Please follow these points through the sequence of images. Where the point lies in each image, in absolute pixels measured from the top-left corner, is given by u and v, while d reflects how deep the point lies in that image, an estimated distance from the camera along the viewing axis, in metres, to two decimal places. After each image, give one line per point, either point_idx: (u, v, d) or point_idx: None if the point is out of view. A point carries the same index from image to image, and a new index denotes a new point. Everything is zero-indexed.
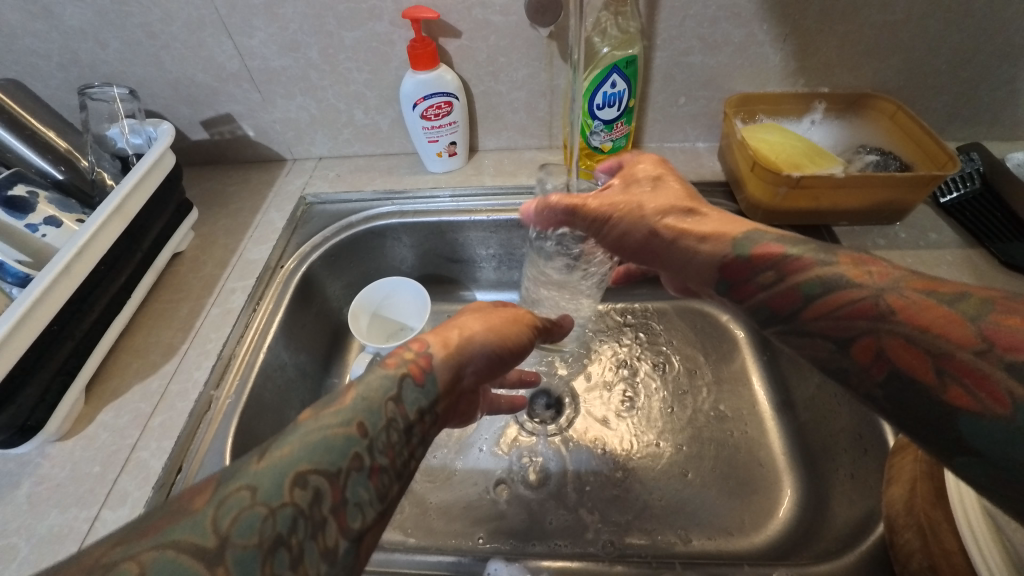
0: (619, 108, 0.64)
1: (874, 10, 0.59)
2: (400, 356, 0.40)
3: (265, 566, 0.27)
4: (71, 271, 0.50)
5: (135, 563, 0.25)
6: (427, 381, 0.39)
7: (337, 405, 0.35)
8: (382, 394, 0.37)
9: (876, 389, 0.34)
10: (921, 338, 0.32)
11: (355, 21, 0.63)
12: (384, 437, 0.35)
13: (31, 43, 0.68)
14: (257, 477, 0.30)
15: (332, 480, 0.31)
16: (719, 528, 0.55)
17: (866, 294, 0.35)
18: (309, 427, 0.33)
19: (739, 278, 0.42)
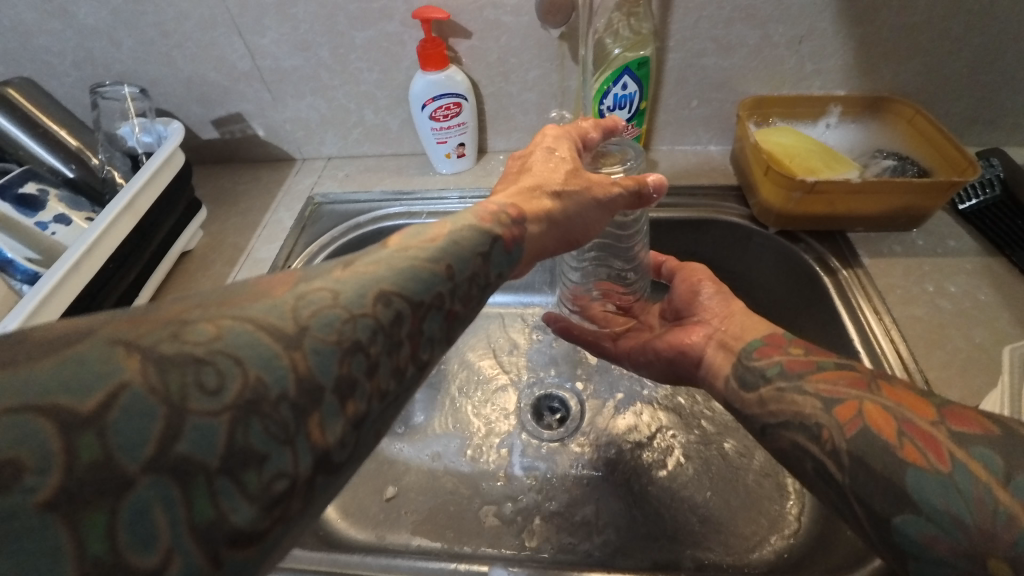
0: (630, 110, 0.63)
1: (893, 11, 0.58)
2: (494, 215, 0.39)
3: (342, 364, 0.25)
4: (79, 269, 0.50)
5: (211, 326, 0.23)
6: (514, 249, 0.39)
7: (429, 241, 0.33)
8: (474, 245, 0.35)
9: (847, 447, 0.36)
10: (901, 412, 0.36)
11: (366, 21, 0.62)
12: (465, 286, 0.33)
13: (46, 41, 0.68)
14: (341, 283, 0.28)
15: (414, 309, 0.30)
16: (724, 540, 0.54)
17: (863, 374, 0.40)
18: (393, 252, 0.32)
19: (774, 343, 0.46)
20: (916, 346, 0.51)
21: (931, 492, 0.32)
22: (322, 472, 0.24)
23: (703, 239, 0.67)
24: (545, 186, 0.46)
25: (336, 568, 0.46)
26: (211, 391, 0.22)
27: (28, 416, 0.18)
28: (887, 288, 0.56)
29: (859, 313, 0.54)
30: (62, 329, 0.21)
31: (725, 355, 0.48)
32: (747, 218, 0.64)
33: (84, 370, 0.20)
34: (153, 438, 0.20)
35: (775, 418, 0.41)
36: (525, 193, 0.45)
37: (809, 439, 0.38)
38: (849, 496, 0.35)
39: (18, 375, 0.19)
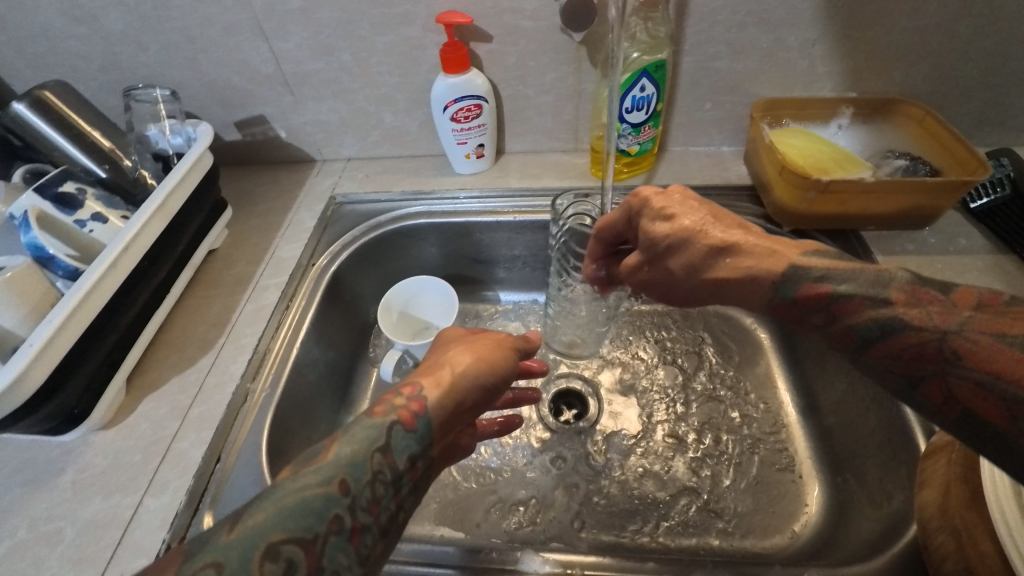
0: (647, 112, 0.65)
1: (904, 15, 0.59)
2: (389, 401, 0.39)
3: None
4: (117, 266, 0.52)
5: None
6: (419, 425, 0.38)
7: (317, 463, 0.34)
8: (370, 444, 0.36)
9: (953, 428, 0.32)
10: (992, 384, 0.30)
11: (387, 26, 0.64)
12: (365, 495, 0.34)
13: (74, 46, 0.70)
14: (225, 549, 0.29)
15: (308, 547, 0.31)
16: (743, 531, 0.55)
17: (926, 338, 0.33)
18: (286, 488, 0.33)
19: (793, 319, 0.39)
20: None
21: None
22: None
23: None
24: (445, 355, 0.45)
25: None
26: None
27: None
28: None
29: None
30: None
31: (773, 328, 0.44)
32: (761, 217, 0.66)
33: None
34: None
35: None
36: (426, 367, 0.43)
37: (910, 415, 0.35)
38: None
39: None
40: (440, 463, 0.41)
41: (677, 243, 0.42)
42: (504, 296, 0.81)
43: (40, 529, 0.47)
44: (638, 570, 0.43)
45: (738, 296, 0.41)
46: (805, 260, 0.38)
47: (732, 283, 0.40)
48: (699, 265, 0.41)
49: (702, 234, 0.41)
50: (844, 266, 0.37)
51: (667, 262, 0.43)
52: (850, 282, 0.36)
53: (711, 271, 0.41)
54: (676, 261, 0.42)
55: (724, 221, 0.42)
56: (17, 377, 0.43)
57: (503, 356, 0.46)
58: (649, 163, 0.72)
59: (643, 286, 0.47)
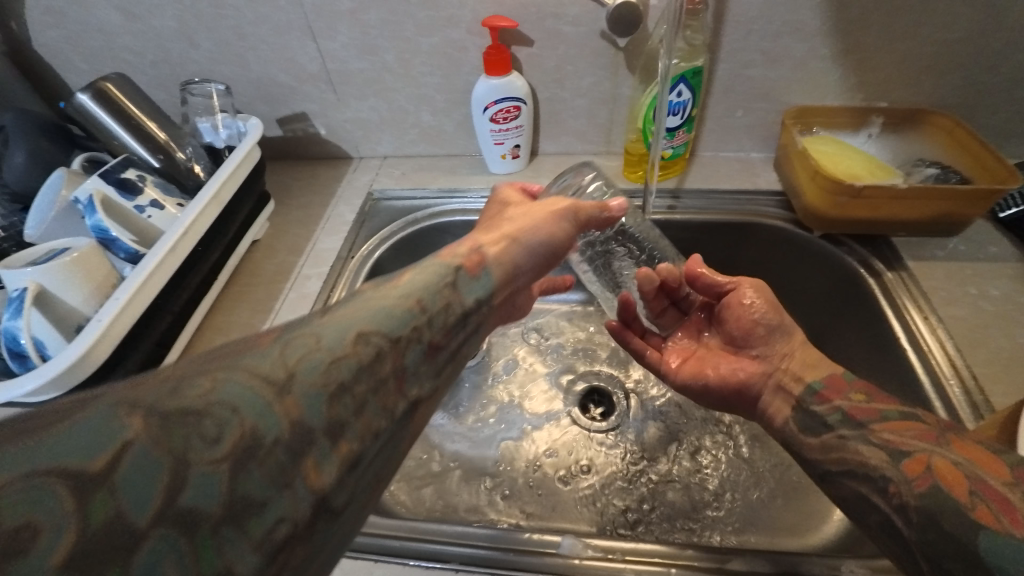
0: (681, 117, 0.67)
1: (935, 28, 0.61)
2: (454, 252, 0.44)
3: (329, 407, 0.29)
4: (175, 250, 0.54)
5: (209, 378, 0.27)
6: (480, 273, 0.42)
7: (397, 285, 0.38)
8: (440, 279, 0.40)
9: (914, 504, 0.37)
10: (968, 466, 0.37)
11: (432, 28, 0.67)
12: (441, 316, 0.37)
13: (128, 41, 0.73)
14: (322, 329, 0.32)
15: (392, 345, 0.34)
16: (772, 528, 0.56)
17: (931, 426, 0.41)
18: (371, 299, 0.36)
19: (835, 388, 0.47)
20: (961, 345, 0.53)
21: (1009, 559, 0.32)
22: (321, 517, 0.27)
23: (747, 241, 0.70)
24: (504, 223, 0.52)
25: (413, 535, 0.46)
26: (211, 440, 0.25)
27: (40, 478, 0.20)
28: (931, 290, 0.58)
29: (905, 315, 0.56)
30: (64, 402, 0.24)
31: (784, 399, 0.50)
32: (791, 222, 0.67)
33: (87, 434, 0.22)
34: (160, 490, 0.22)
35: (837, 466, 0.43)
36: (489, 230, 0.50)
37: (875, 492, 0.40)
38: (916, 552, 0.36)
39: (32, 444, 0.21)
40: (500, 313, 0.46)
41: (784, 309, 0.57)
42: None
43: None
44: (677, 557, 0.44)
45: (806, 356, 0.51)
46: None
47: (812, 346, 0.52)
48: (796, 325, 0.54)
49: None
50: None
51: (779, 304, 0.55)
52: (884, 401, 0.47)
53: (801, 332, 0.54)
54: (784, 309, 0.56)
55: None
56: (88, 350, 0.45)
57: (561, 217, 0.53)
58: (680, 167, 0.74)
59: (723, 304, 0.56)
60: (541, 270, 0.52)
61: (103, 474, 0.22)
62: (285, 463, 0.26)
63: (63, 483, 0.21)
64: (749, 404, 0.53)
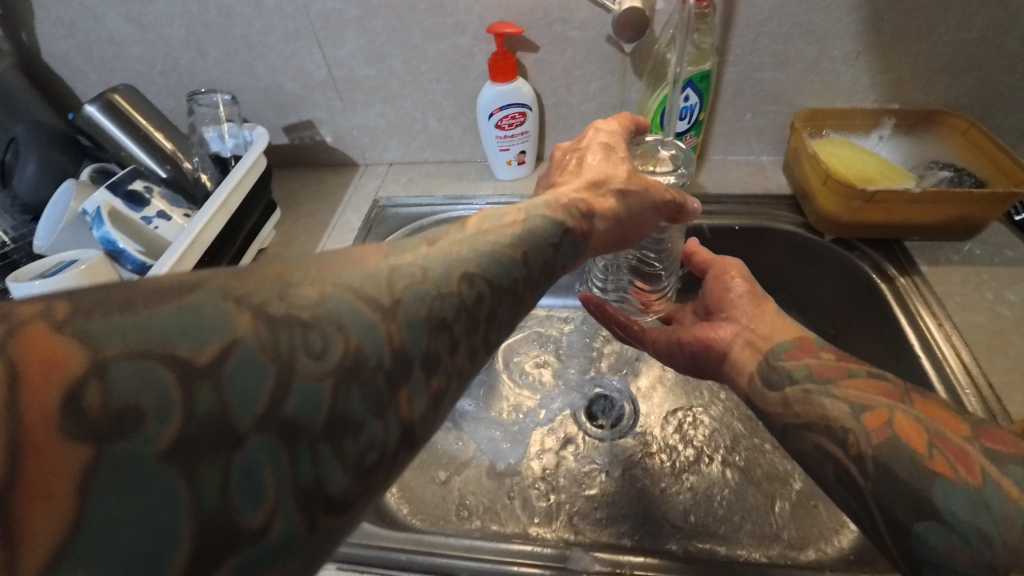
0: (689, 121, 0.66)
1: (950, 28, 0.60)
2: (569, 207, 0.44)
3: (428, 341, 0.28)
4: (183, 261, 0.54)
5: (316, 288, 0.26)
6: (579, 244, 0.43)
7: (509, 230, 0.37)
8: (548, 236, 0.40)
9: (870, 454, 0.37)
10: (928, 425, 0.38)
11: (439, 35, 0.66)
12: (536, 272, 0.37)
13: (137, 51, 0.73)
14: (429, 260, 0.32)
15: (492, 289, 0.33)
16: (786, 539, 0.55)
17: (892, 386, 0.41)
18: (478, 239, 0.35)
19: (806, 349, 0.46)
20: (978, 352, 0.52)
21: (961, 509, 0.33)
22: (405, 445, 0.27)
23: (757, 246, 0.69)
24: (609, 182, 0.48)
25: (421, 548, 0.46)
26: (317, 354, 0.24)
27: (151, 359, 0.20)
28: (946, 295, 0.57)
29: (919, 320, 0.55)
30: (168, 279, 0.23)
31: (752, 353, 0.49)
32: (802, 226, 0.66)
33: (200, 321, 0.22)
34: (265, 395, 0.22)
35: (799, 419, 0.42)
36: (595, 184, 0.48)
37: (833, 443, 0.40)
38: (868, 500, 0.37)
39: (140, 317, 0.21)
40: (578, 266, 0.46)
41: None
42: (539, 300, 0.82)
43: None
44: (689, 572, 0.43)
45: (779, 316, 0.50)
46: None
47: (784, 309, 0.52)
48: None
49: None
50: None
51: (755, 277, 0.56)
52: None
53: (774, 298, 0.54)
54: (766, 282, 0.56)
55: None
56: None
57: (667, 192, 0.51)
58: (689, 171, 0.73)
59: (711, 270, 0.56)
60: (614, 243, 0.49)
61: (210, 367, 0.21)
62: (382, 389, 0.26)
63: (171, 370, 0.20)
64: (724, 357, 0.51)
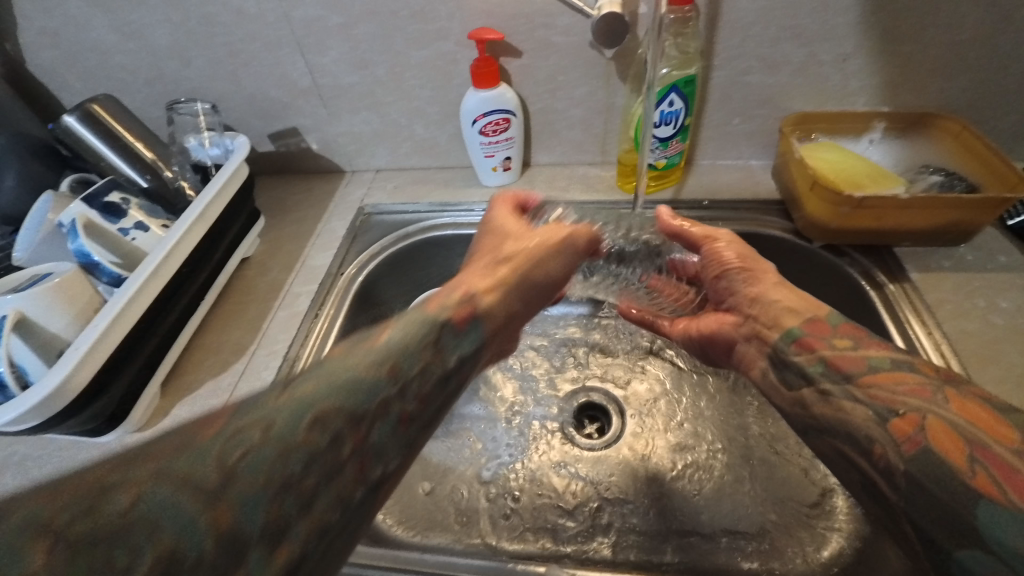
0: (676, 126, 0.65)
1: (940, 29, 0.59)
2: (446, 301, 0.41)
3: (270, 510, 0.26)
4: (160, 272, 0.54)
5: (131, 490, 0.24)
6: (469, 330, 0.40)
7: (372, 344, 0.35)
8: (425, 337, 0.37)
9: (900, 462, 0.36)
10: (966, 430, 0.35)
11: (422, 41, 0.66)
12: (411, 380, 0.34)
13: (121, 61, 0.73)
14: (275, 411, 0.29)
15: (355, 425, 0.31)
16: (773, 551, 0.54)
17: (925, 382, 0.39)
18: (335, 366, 0.32)
19: (817, 335, 0.46)
20: (969, 362, 0.51)
21: (1008, 531, 0.30)
22: None
23: None
24: (501, 258, 0.49)
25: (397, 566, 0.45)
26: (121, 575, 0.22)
27: None
28: (937, 302, 0.56)
29: (908, 328, 0.54)
30: None
31: (759, 345, 0.50)
32: (791, 232, 0.65)
33: None
34: None
35: (817, 422, 0.42)
36: (484, 272, 0.47)
37: (857, 452, 0.39)
38: (899, 517, 0.35)
39: None
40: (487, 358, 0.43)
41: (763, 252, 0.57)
42: None
43: None
44: None
45: (782, 300, 0.50)
46: None
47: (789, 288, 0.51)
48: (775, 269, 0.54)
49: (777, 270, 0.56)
50: None
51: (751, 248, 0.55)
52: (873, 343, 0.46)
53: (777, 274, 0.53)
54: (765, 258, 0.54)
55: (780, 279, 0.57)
56: (66, 379, 0.45)
57: (564, 254, 0.52)
58: (678, 176, 0.72)
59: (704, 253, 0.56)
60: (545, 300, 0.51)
61: None
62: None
63: None
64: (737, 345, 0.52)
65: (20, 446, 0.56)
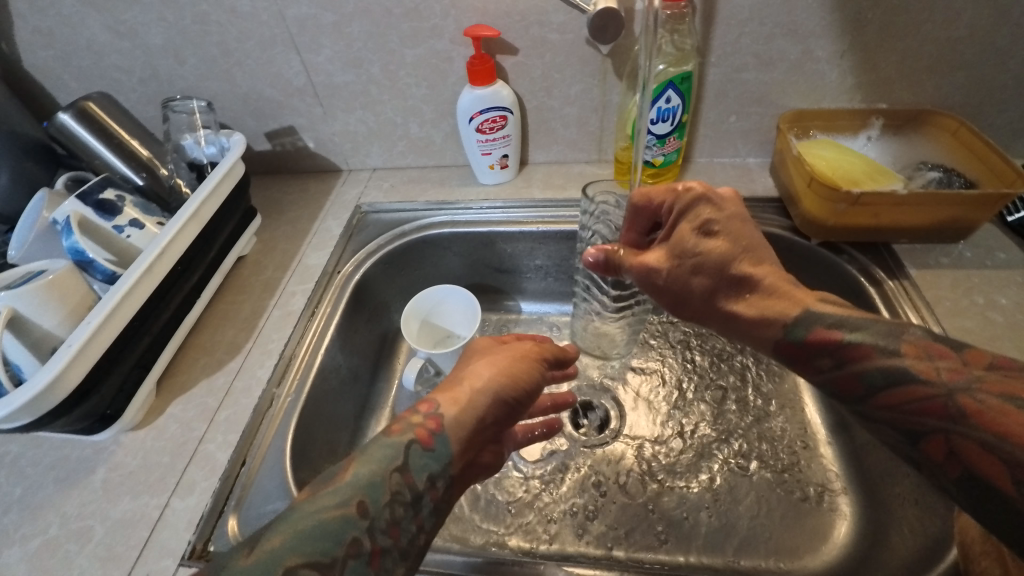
0: (672, 123, 0.65)
1: (935, 26, 0.58)
2: (407, 420, 0.40)
3: None
4: (153, 270, 0.53)
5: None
6: (436, 443, 0.38)
7: (339, 481, 0.35)
8: (388, 463, 0.37)
9: (950, 485, 0.34)
10: (999, 447, 0.32)
11: (416, 39, 0.66)
12: (381, 517, 0.34)
13: (116, 60, 0.73)
14: (242, 574, 0.29)
15: (325, 572, 0.31)
16: (771, 550, 0.54)
17: (936, 393, 0.35)
18: (304, 511, 0.33)
19: (798, 360, 0.41)
20: None
21: None
22: None
23: None
24: (460, 373, 0.45)
25: None
26: None
27: None
28: (935, 299, 0.56)
29: None
30: None
31: None
32: (789, 229, 0.65)
33: None
34: None
35: None
36: (449, 383, 0.44)
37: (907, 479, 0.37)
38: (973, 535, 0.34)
39: None
40: (471, 474, 0.41)
41: (710, 251, 0.44)
42: (525, 305, 0.81)
43: (70, 526, 0.49)
44: None
45: (746, 330, 0.44)
46: (824, 308, 0.41)
47: (747, 319, 0.43)
48: (720, 287, 0.44)
49: (728, 262, 0.43)
50: (858, 316, 0.40)
51: (679, 273, 0.45)
52: (861, 331, 0.39)
53: (728, 300, 0.44)
54: (700, 279, 0.44)
55: (760, 254, 0.44)
56: (57, 377, 0.44)
57: (532, 363, 0.48)
58: (674, 174, 0.72)
59: (653, 300, 0.49)
60: (513, 415, 0.44)
61: None
62: None
63: None
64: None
65: (15, 445, 0.56)
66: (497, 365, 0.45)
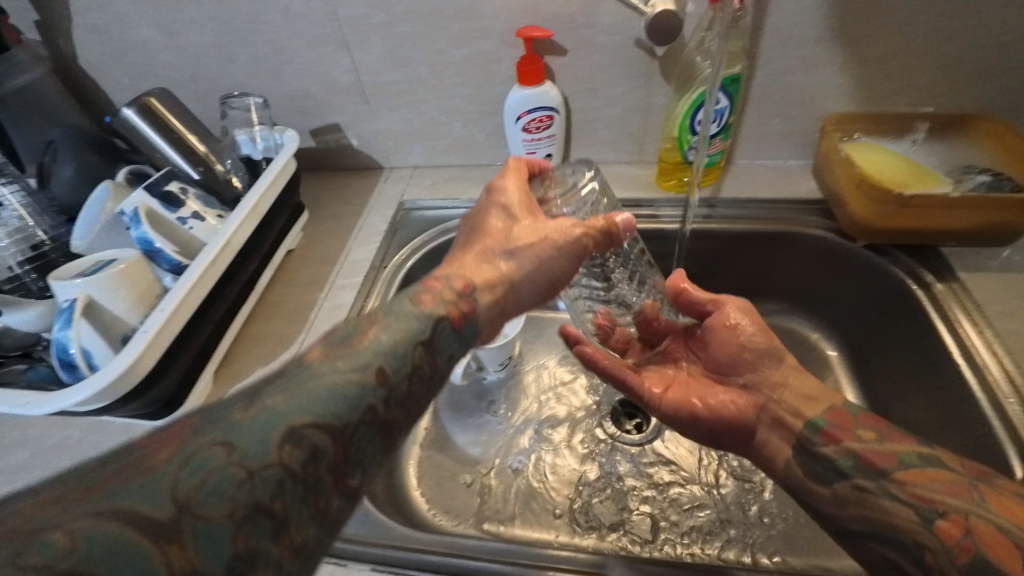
0: (718, 125, 0.65)
1: (984, 30, 0.59)
2: (439, 296, 0.44)
3: (234, 541, 0.26)
4: (218, 261, 0.55)
5: (61, 532, 0.22)
6: (462, 328, 0.44)
7: (351, 352, 0.37)
8: (416, 336, 0.40)
9: (952, 567, 0.35)
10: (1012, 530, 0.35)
11: (465, 39, 0.67)
12: (401, 387, 0.37)
13: (167, 57, 0.75)
14: (238, 430, 0.29)
15: (335, 436, 0.32)
16: (817, 548, 0.55)
17: (962, 479, 0.38)
18: (317, 375, 0.34)
19: (842, 427, 0.45)
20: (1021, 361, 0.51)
21: None
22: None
23: (787, 251, 0.69)
24: (501, 252, 0.49)
25: (453, 551, 0.45)
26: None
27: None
28: (985, 301, 0.56)
29: (958, 327, 0.54)
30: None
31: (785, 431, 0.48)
32: (832, 232, 0.66)
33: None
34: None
35: (857, 521, 0.41)
36: (484, 262, 0.48)
37: (909, 560, 0.37)
38: None
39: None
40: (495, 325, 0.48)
41: None
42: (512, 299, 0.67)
43: None
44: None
45: (800, 385, 0.49)
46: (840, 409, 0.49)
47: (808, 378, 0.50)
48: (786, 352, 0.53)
49: None
50: None
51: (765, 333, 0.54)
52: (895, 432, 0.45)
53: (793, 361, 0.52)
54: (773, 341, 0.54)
55: None
56: (134, 361, 0.46)
57: (563, 257, 0.48)
58: (715, 176, 0.72)
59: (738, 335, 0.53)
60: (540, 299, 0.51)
61: None
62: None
63: None
64: (741, 445, 0.52)
65: (76, 430, 0.57)
66: (532, 255, 0.48)
